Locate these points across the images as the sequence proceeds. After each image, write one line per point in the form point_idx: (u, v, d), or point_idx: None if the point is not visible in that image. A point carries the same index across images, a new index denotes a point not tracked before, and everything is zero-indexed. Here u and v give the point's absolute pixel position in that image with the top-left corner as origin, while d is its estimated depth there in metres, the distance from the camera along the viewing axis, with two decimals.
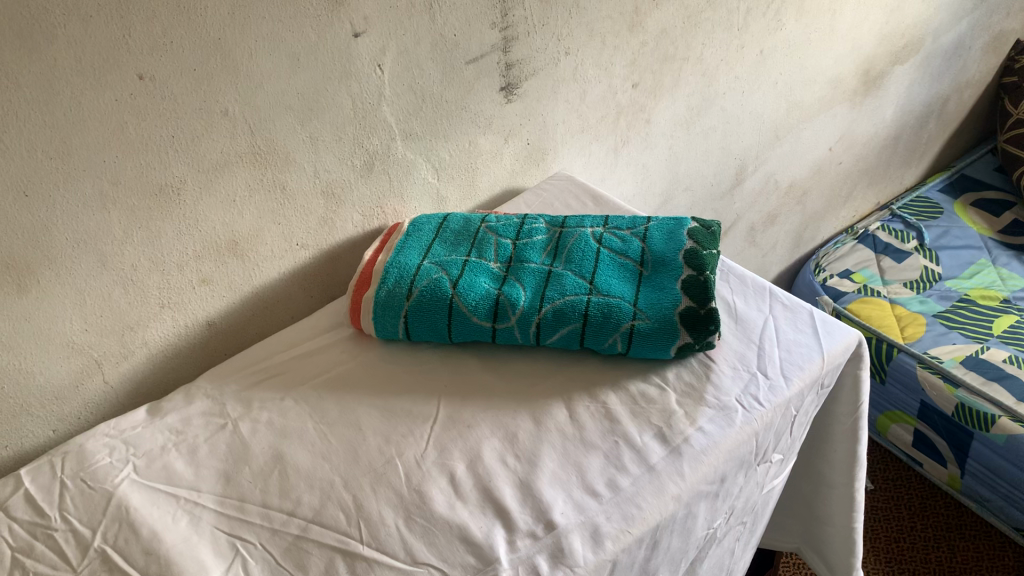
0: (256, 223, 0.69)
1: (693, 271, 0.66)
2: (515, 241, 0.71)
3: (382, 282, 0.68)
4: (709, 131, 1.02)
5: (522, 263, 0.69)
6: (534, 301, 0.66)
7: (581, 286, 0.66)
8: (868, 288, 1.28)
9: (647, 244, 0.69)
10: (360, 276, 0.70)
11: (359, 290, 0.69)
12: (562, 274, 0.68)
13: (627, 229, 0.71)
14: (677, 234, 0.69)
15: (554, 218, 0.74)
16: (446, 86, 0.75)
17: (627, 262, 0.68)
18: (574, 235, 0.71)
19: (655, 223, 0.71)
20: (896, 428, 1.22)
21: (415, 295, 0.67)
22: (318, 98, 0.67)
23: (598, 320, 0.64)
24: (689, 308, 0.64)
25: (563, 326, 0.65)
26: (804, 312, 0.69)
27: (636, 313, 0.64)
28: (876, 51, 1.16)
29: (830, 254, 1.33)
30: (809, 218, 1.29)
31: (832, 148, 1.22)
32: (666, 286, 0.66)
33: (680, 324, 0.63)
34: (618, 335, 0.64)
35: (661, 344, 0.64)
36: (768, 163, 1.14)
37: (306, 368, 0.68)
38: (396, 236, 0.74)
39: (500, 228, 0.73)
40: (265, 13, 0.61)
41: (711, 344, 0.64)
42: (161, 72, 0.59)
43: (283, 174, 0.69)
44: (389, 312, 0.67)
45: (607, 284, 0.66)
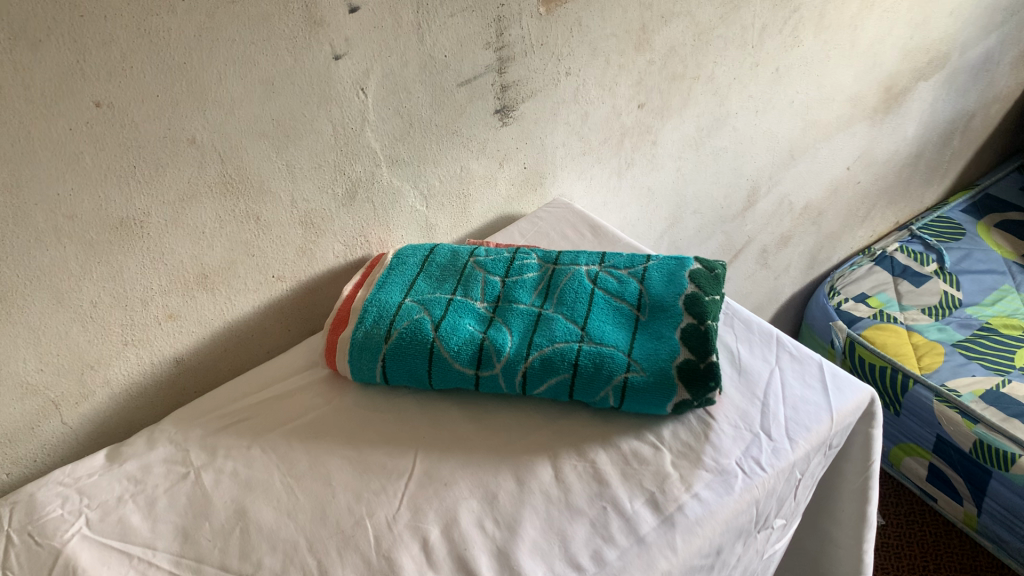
0: (228, 256, 0.65)
1: (694, 319, 0.61)
2: (505, 278, 0.67)
3: (360, 321, 0.64)
4: (720, 152, 0.97)
5: (510, 303, 0.65)
6: (521, 348, 0.61)
7: (572, 332, 0.62)
8: (884, 313, 1.23)
9: (646, 286, 0.64)
10: (338, 313, 0.66)
11: (337, 329, 0.65)
12: (553, 317, 0.63)
13: (625, 268, 0.66)
14: (679, 275, 0.64)
15: (548, 252, 0.69)
16: (435, 110, 0.70)
17: (623, 305, 0.64)
18: (568, 274, 0.66)
19: (655, 262, 0.67)
20: (909, 460, 1.17)
21: (394, 337, 0.62)
22: (295, 124, 0.63)
23: (588, 371, 0.59)
24: (688, 360, 0.59)
25: (552, 376, 0.60)
26: (813, 365, 0.64)
27: (630, 365, 0.59)
28: (899, 68, 1.11)
29: (846, 276, 1.28)
30: (824, 239, 1.24)
31: (850, 168, 1.17)
32: (664, 335, 0.61)
33: (677, 379, 0.59)
34: (609, 388, 0.59)
35: (655, 399, 0.59)
36: (783, 183, 1.09)
37: (277, 413, 0.64)
38: (378, 269, 0.69)
39: (489, 264, 0.68)
40: (236, 35, 0.57)
41: (711, 400, 0.60)
42: (121, 100, 0.54)
43: (257, 204, 0.64)
44: (366, 355, 0.63)
45: (600, 331, 0.62)
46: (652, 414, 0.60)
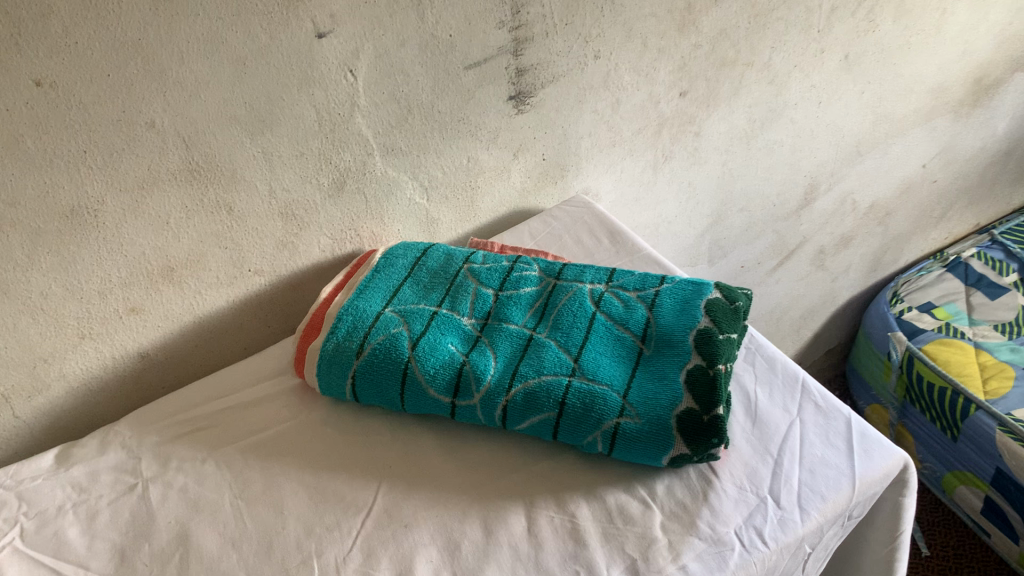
0: (197, 248, 0.59)
1: (704, 362, 0.53)
2: (498, 292, 0.60)
3: (332, 332, 0.58)
4: (774, 146, 0.87)
5: (500, 323, 0.58)
6: (504, 377, 0.54)
7: (564, 363, 0.54)
8: (951, 327, 1.11)
9: (654, 315, 0.57)
10: (312, 320, 0.60)
11: (308, 338, 0.59)
12: (545, 343, 0.56)
13: (634, 290, 0.59)
14: (693, 304, 0.56)
15: (552, 264, 0.62)
16: (437, 95, 0.63)
17: (625, 336, 0.56)
18: (569, 292, 0.59)
19: (669, 285, 0.59)
20: (963, 489, 1.07)
21: (366, 353, 0.56)
22: (272, 108, 0.56)
23: (576, 412, 0.52)
24: (690, 410, 0.51)
25: (535, 413, 0.53)
26: (841, 420, 0.55)
27: (624, 409, 0.52)
28: (993, 56, 0.98)
29: (912, 282, 1.17)
30: (891, 241, 1.13)
31: (925, 165, 1.06)
32: (667, 375, 0.53)
33: (675, 431, 0.51)
34: (599, 434, 0.52)
35: (649, 451, 0.51)
36: (846, 180, 0.98)
37: (239, 424, 0.59)
38: (363, 272, 0.63)
39: (484, 274, 0.62)
40: (200, 10, 0.50)
41: (714, 456, 0.52)
42: (65, 78, 0.48)
43: (229, 193, 0.58)
44: (336, 370, 0.57)
45: (596, 365, 0.54)
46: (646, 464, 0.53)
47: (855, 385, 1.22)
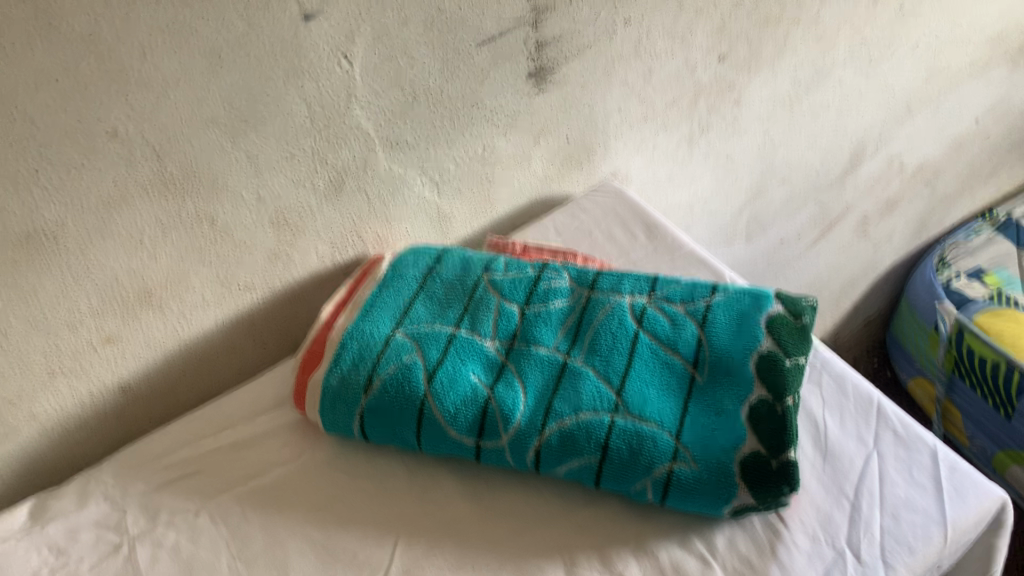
0: (176, 269, 0.51)
1: (772, 398, 0.45)
2: (525, 308, 0.52)
3: (336, 362, 0.50)
4: (819, 109, 0.78)
5: (528, 347, 0.50)
6: (536, 415, 0.47)
7: (605, 397, 0.47)
8: (1003, 296, 1.03)
9: (707, 334, 0.49)
10: (313, 346, 0.53)
11: (309, 369, 0.52)
12: (581, 372, 0.48)
13: (682, 303, 0.51)
14: (752, 321, 0.49)
15: (584, 270, 0.54)
16: (446, 78, 0.54)
17: (674, 361, 0.48)
18: (606, 307, 0.51)
19: (722, 297, 0.51)
20: (1015, 469, 0.98)
21: (375, 389, 0.49)
22: (255, 106, 0.48)
23: (621, 458, 0.45)
24: (756, 453, 0.44)
25: (574, 458, 0.46)
26: (925, 453, 0.48)
27: (677, 451, 0.44)
28: None
29: (959, 245, 1.09)
30: (938, 202, 1.04)
31: (978, 120, 0.97)
32: (726, 410, 0.46)
33: (738, 477, 0.44)
34: (648, 482, 0.45)
35: (707, 501, 0.44)
36: (894, 142, 0.90)
37: (235, 468, 0.52)
38: (369, 286, 0.56)
39: (507, 287, 0.54)
40: None
41: (783, 504, 0.44)
42: (3, 87, 0.39)
43: (211, 205, 0.50)
44: (342, 406, 0.49)
45: (642, 398, 0.47)
46: (702, 513, 0.46)
47: (899, 357, 1.14)
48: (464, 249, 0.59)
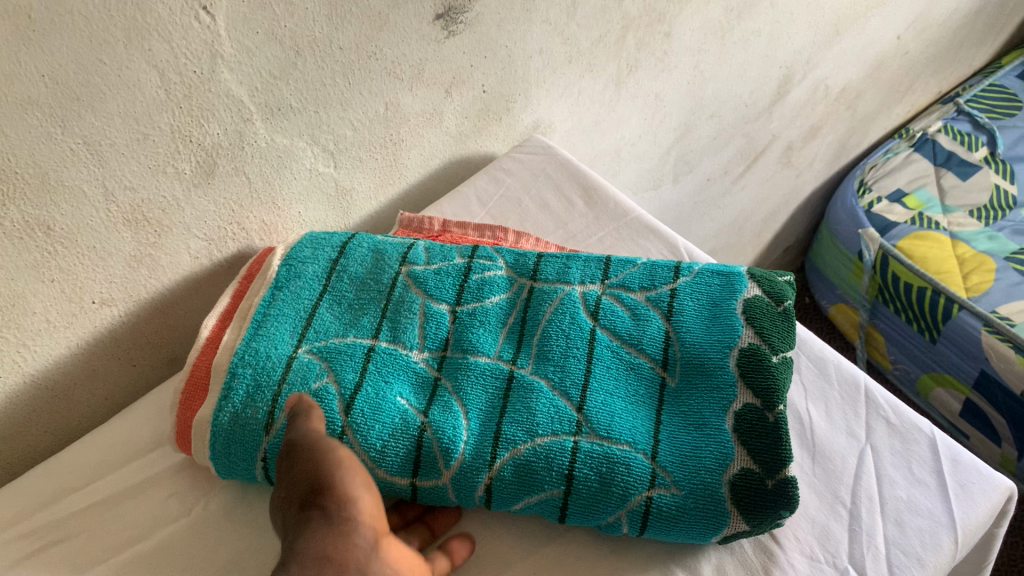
0: (8, 290, 0.39)
1: (762, 404, 0.38)
2: (457, 307, 0.44)
3: (226, 394, 0.40)
4: (751, 37, 0.71)
5: (465, 355, 0.41)
6: (482, 442, 0.38)
7: (566, 416, 0.38)
8: (924, 217, 1.00)
9: (675, 327, 0.42)
10: (194, 373, 0.42)
11: (191, 404, 0.41)
12: (533, 384, 0.40)
13: (641, 292, 0.43)
14: (725, 308, 0.42)
15: (522, 255, 0.46)
16: (336, 26, 0.44)
17: (641, 362, 0.41)
18: (553, 300, 0.43)
19: (686, 281, 0.44)
20: (940, 392, 0.96)
21: (278, 427, 0.38)
22: (89, 77, 0.36)
23: (590, 490, 0.37)
24: (747, 472, 0.37)
25: (533, 494, 0.37)
26: (923, 444, 0.42)
27: (655, 476, 0.37)
28: None
29: (879, 167, 1.06)
30: (857, 124, 1.00)
31: (899, 37, 0.92)
32: (707, 420, 0.38)
33: (729, 502, 0.36)
34: (623, 514, 0.37)
35: (694, 529, 0.37)
36: (821, 66, 0.84)
37: (109, 531, 0.41)
38: (259, 290, 0.45)
39: (433, 282, 0.45)
40: None
41: (776, 524, 0.38)
42: None
43: (42, 207, 0.38)
44: (236, 448, 0.39)
45: (608, 413, 0.39)
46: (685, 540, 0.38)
47: (817, 283, 1.11)
48: (371, 236, 0.49)
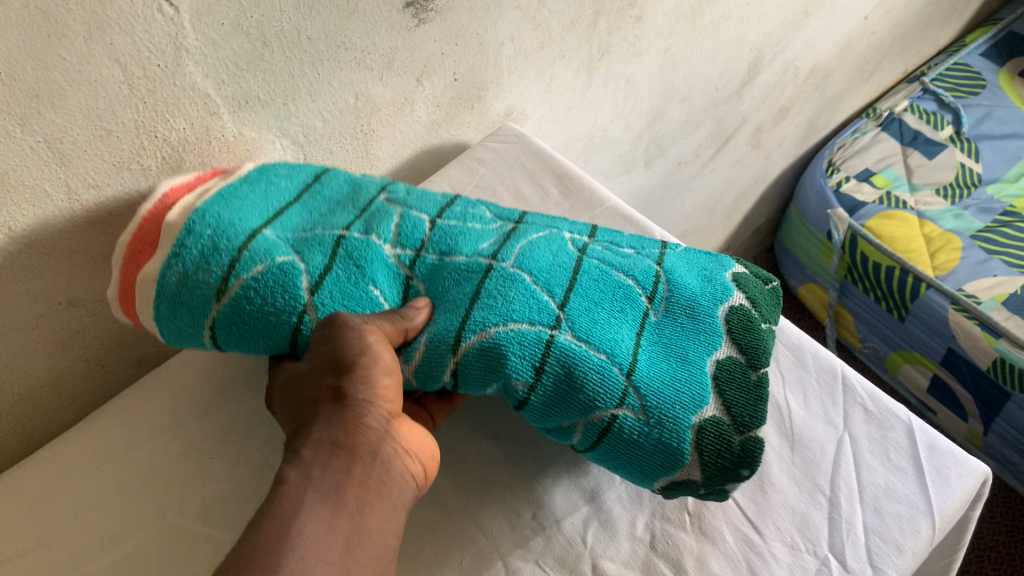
0: None
1: (747, 360, 0.38)
2: (436, 218, 0.42)
3: (179, 252, 0.37)
4: (721, 19, 0.70)
5: (442, 260, 0.40)
6: (447, 328, 0.36)
7: (545, 308, 0.37)
8: (891, 197, 1.01)
9: (666, 272, 0.41)
10: (142, 230, 0.38)
11: (137, 261, 0.38)
12: (513, 278, 0.38)
13: (631, 249, 0.43)
14: (715, 272, 0.42)
15: (505, 212, 0.45)
16: (304, 16, 0.42)
17: (629, 286, 0.40)
18: (537, 233, 0.42)
19: (675, 252, 0.44)
20: (908, 368, 0.97)
21: (233, 295, 0.36)
22: (49, 74, 0.35)
23: (555, 390, 0.36)
24: (718, 422, 0.36)
25: (496, 381, 0.36)
26: (899, 430, 0.43)
27: (626, 394, 0.36)
28: None
29: (846, 147, 1.06)
30: (825, 103, 1.00)
31: (867, 17, 0.92)
32: (689, 357, 0.38)
33: (691, 445, 0.36)
34: (581, 423, 0.36)
35: (644, 465, 0.37)
36: (790, 48, 0.84)
37: (83, 535, 0.40)
38: (226, 177, 0.41)
39: (412, 202, 0.43)
40: None
41: (725, 492, 0.37)
42: None
43: (3, 208, 0.37)
44: (183, 312, 0.37)
45: (589, 320, 0.37)
46: (631, 480, 0.38)
47: (786, 264, 1.12)
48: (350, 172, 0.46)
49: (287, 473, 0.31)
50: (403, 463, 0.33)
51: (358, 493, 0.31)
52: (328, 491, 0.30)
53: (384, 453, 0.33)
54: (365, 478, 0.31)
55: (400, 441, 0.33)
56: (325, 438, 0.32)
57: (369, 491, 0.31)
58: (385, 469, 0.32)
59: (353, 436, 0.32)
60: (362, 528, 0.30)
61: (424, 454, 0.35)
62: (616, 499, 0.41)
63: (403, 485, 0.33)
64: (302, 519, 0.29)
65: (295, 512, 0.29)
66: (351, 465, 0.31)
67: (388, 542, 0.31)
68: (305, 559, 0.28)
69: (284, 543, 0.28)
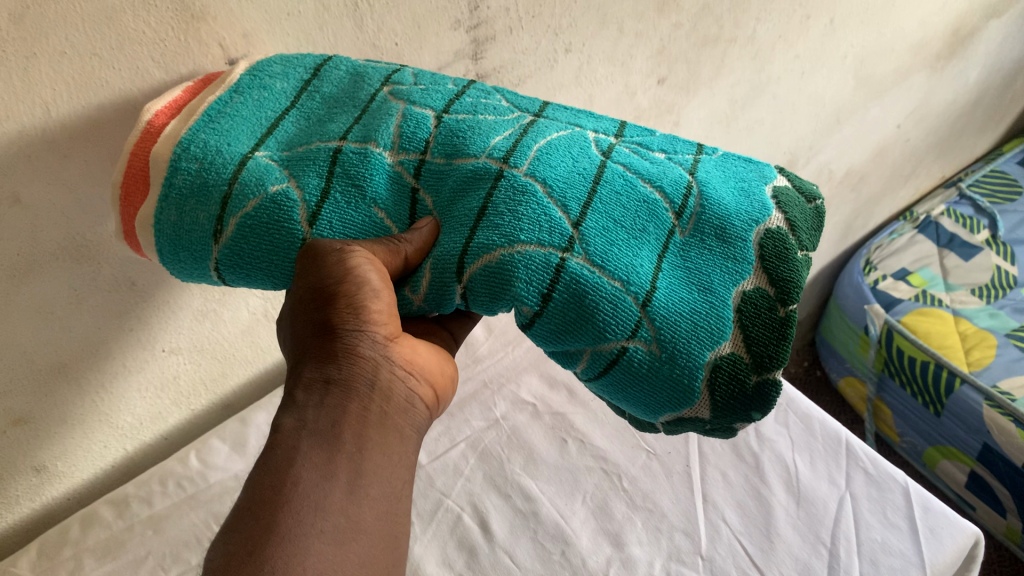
0: (93, 336, 0.45)
1: (777, 295, 0.29)
2: (444, 113, 0.32)
3: (169, 193, 0.31)
4: (754, 125, 0.78)
5: (449, 162, 0.31)
6: (450, 251, 0.29)
7: (558, 228, 0.28)
8: (927, 295, 1.05)
9: (700, 182, 0.31)
10: (129, 164, 0.32)
11: (130, 202, 0.32)
12: (523, 190, 0.29)
13: (662, 152, 0.33)
14: (754, 185, 0.31)
15: (524, 101, 0.35)
16: None
17: (655, 200, 0.30)
18: (559, 131, 0.32)
19: (711, 158, 0.33)
20: (946, 463, 0.99)
21: (229, 236, 0.30)
22: None
23: (564, 316, 0.28)
24: (736, 360, 0.28)
25: (504, 304, 0.29)
26: (897, 491, 0.48)
27: (639, 326, 0.28)
28: (969, 6, 0.91)
29: (883, 248, 1.11)
30: (862, 205, 1.06)
31: (900, 126, 0.98)
32: (714, 286, 0.29)
33: (703, 384, 0.29)
34: (588, 351, 0.29)
35: (651, 401, 0.29)
36: (823, 152, 0.91)
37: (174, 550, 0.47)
38: (211, 91, 0.34)
39: (418, 93, 0.33)
40: (67, 46, 0.33)
41: (734, 430, 0.31)
42: None
43: (131, 267, 0.44)
44: (185, 254, 0.32)
45: (605, 240, 0.29)
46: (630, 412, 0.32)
47: (827, 356, 1.15)
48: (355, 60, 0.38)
49: (282, 420, 0.28)
50: (406, 387, 0.30)
51: (357, 430, 0.27)
52: (325, 433, 0.27)
53: (382, 381, 0.29)
54: (366, 411, 0.28)
55: (402, 360, 0.30)
56: (316, 378, 0.28)
57: (371, 425, 0.28)
58: (387, 398, 0.29)
59: (345, 368, 0.28)
60: (367, 467, 0.27)
61: (430, 373, 0.31)
62: (637, 541, 0.45)
63: (410, 409, 0.30)
64: (299, 465, 0.26)
65: (290, 459, 0.26)
66: (348, 401, 0.28)
67: (397, 474, 0.28)
68: (304, 511, 0.25)
69: (281, 496, 0.25)
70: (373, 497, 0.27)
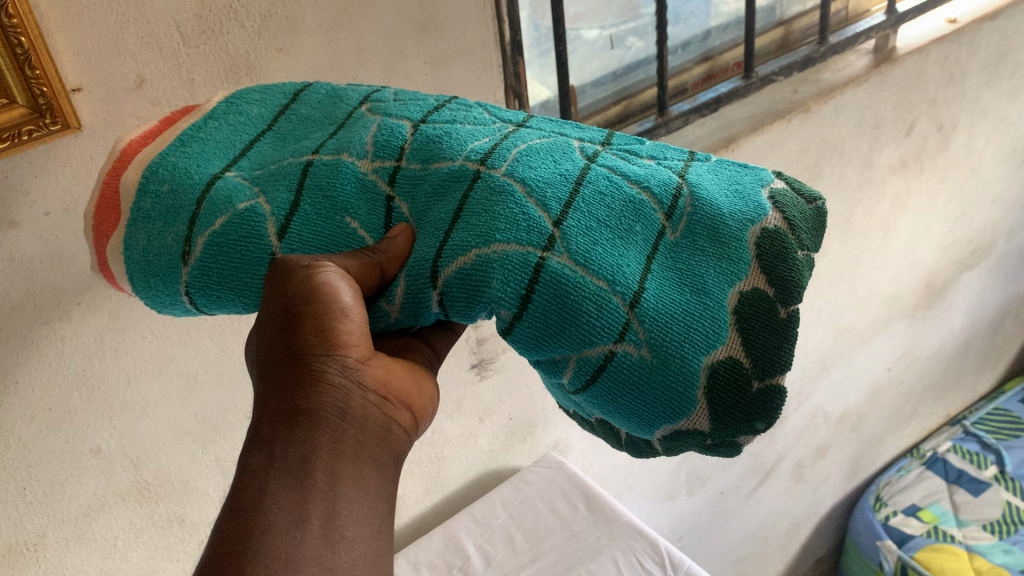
0: (146, 566, 0.55)
1: (776, 296, 0.29)
2: (421, 123, 0.33)
3: (138, 218, 0.34)
4: None
5: (424, 167, 0.32)
6: (425, 256, 0.30)
7: (536, 227, 0.29)
8: (940, 531, 1.10)
9: (691, 182, 0.31)
10: (103, 194, 0.35)
11: (104, 230, 0.35)
12: (501, 190, 0.30)
13: (649, 158, 0.33)
14: (748, 187, 0.31)
15: (508, 112, 0.35)
16: None
17: (642, 200, 0.30)
18: (541, 137, 0.32)
19: (704, 162, 0.33)
20: None
21: (198, 255, 0.32)
22: (225, 417, 0.53)
23: (545, 320, 0.29)
24: (735, 364, 0.29)
25: (482, 310, 0.29)
26: None
27: (627, 328, 0.29)
28: (938, 263, 1.02)
29: (893, 484, 1.15)
30: (866, 443, 1.12)
31: (890, 368, 1.07)
32: (707, 287, 0.29)
33: (702, 389, 0.29)
34: (573, 359, 0.30)
35: (643, 411, 0.30)
36: (816, 395, 0.99)
37: None
38: (189, 117, 0.37)
39: (395, 107, 0.35)
40: (147, 332, 0.46)
41: (738, 445, 0.31)
42: (21, 438, 0.44)
43: (181, 504, 0.54)
44: (155, 280, 0.34)
45: (588, 240, 0.29)
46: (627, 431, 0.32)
47: None
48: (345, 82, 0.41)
49: (247, 460, 0.29)
50: (379, 413, 0.31)
51: (329, 464, 0.29)
52: (295, 469, 0.28)
53: (353, 408, 0.30)
54: (337, 443, 0.29)
55: (371, 382, 0.31)
56: (283, 408, 0.29)
57: (342, 457, 0.29)
58: (358, 425, 0.30)
59: (313, 398, 0.29)
60: (341, 504, 0.29)
61: (405, 394, 0.33)
62: None
63: (382, 435, 0.31)
64: (268, 511, 0.28)
65: (257, 505, 0.28)
66: (317, 433, 0.29)
67: (374, 510, 0.30)
68: (273, 564, 0.27)
69: (249, 548, 0.27)
70: (349, 539, 0.28)
